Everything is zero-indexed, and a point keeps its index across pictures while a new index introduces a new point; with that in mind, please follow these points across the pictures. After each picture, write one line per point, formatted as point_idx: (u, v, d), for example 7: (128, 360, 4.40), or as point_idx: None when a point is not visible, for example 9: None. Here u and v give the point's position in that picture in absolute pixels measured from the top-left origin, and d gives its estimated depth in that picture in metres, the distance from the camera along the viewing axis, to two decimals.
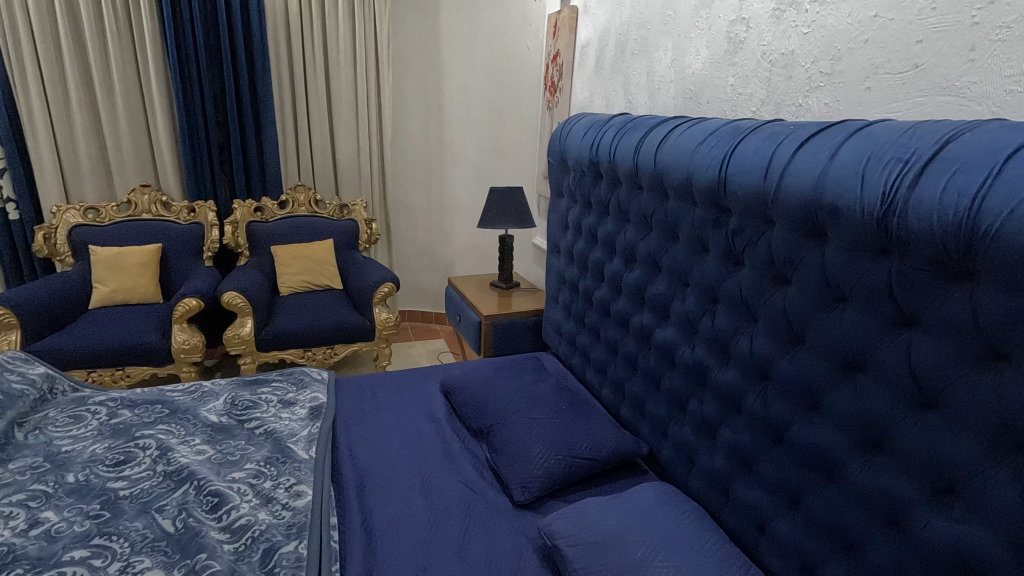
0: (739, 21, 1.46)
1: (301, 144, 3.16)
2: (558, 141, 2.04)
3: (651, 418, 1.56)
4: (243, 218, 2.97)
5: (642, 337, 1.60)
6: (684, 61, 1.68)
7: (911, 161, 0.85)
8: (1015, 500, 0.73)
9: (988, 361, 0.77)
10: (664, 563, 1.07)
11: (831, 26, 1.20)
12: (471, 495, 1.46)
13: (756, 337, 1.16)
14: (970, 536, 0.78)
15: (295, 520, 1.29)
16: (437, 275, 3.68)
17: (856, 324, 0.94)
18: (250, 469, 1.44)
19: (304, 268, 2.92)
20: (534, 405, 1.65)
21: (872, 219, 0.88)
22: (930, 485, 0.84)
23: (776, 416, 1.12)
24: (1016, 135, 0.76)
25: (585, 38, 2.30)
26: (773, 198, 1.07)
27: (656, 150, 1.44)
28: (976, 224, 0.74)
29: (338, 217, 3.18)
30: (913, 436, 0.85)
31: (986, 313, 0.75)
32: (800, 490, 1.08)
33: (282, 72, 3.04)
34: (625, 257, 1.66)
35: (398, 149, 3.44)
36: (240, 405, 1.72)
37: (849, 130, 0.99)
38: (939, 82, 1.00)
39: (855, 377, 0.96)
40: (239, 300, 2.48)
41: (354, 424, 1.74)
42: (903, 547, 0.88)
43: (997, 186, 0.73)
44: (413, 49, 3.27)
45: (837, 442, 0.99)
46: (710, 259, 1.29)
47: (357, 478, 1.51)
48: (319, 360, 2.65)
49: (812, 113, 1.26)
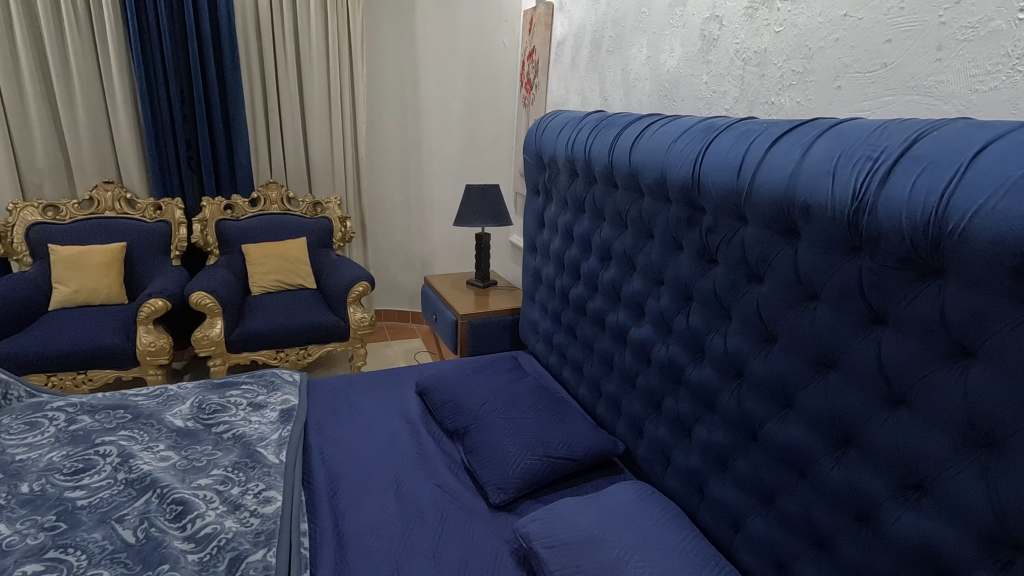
0: (713, 18, 1.46)
1: (272, 141, 3.08)
2: (533, 138, 2.02)
3: (627, 416, 1.55)
4: (212, 216, 2.89)
5: (618, 335, 1.59)
6: (658, 59, 1.68)
7: (881, 159, 0.85)
8: (982, 496, 0.73)
9: (956, 357, 0.78)
10: (641, 564, 1.06)
11: (803, 25, 1.21)
12: (446, 498, 1.44)
13: (730, 335, 1.16)
14: (938, 531, 0.79)
15: (263, 528, 1.24)
16: (414, 274, 3.64)
17: (828, 322, 0.94)
18: (217, 476, 1.40)
19: (276, 267, 2.86)
20: (510, 406, 1.63)
21: (842, 217, 0.88)
22: (900, 482, 0.85)
23: (750, 414, 1.12)
24: (983, 134, 0.77)
25: (561, 35, 2.29)
26: (746, 196, 1.07)
27: (631, 147, 1.43)
28: (944, 221, 0.74)
29: (311, 215, 3.12)
30: (884, 432, 0.86)
31: (953, 309, 0.76)
32: (774, 488, 1.08)
33: (252, 66, 2.97)
34: (600, 255, 1.65)
35: (373, 146, 3.38)
36: (208, 410, 1.67)
37: (821, 128, 1.00)
38: (907, 80, 1.01)
39: (827, 375, 0.96)
40: (208, 300, 2.41)
41: (326, 427, 1.70)
42: (874, 543, 0.89)
43: (964, 183, 0.74)
44: (387, 44, 3.22)
45: (810, 439, 0.99)
46: (684, 257, 1.28)
47: (329, 482, 1.48)
48: (293, 361, 2.59)
49: (784, 111, 1.27)
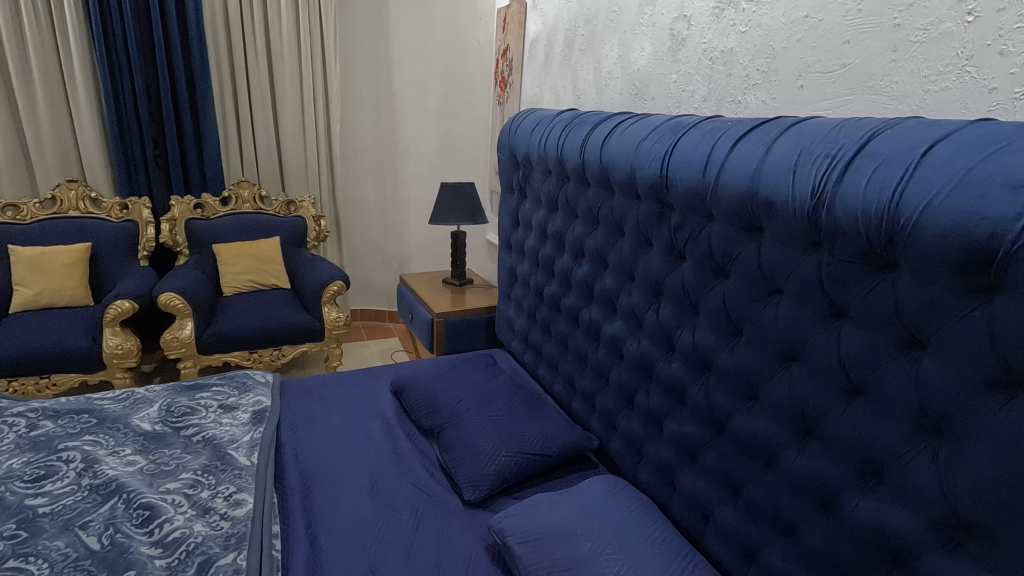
0: (681, 18, 1.48)
1: (243, 138, 3.03)
2: (507, 136, 2.02)
3: (601, 411, 1.57)
4: (181, 215, 2.83)
5: (591, 332, 1.60)
6: (629, 58, 1.70)
7: (838, 156, 0.88)
8: (934, 481, 0.76)
9: (910, 348, 0.81)
10: (613, 558, 1.07)
11: (766, 25, 1.23)
12: (421, 497, 1.44)
13: (698, 330, 1.18)
14: (895, 517, 0.81)
15: (233, 531, 1.23)
16: (390, 273, 3.61)
17: (790, 316, 0.96)
18: (186, 479, 1.37)
19: (248, 267, 2.81)
20: (485, 404, 1.63)
21: (802, 213, 0.90)
22: (858, 469, 0.88)
23: (718, 406, 1.14)
24: (932, 132, 0.80)
25: (534, 33, 2.29)
26: (712, 192, 1.09)
27: (602, 145, 1.44)
28: (897, 216, 0.77)
29: (285, 214, 3.07)
30: (844, 422, 0.88)
31: (906, 302, 0.78)
32: (741, 478, 1.11)
33: (222, 63, 2.91)
34: (574, 253, 1.66)
35: (347, 144, 3.35)
36: (176, 412, 1.64)
37: (782, 126, 1.02)
38: (865, 80, 1.04)
39: (790, 368, 0.99)
40: (178, 301, 2.36)
41: (299, 428, 1.68)
42: (835, 530, 0.91)
43: (915, 179, 0.76)
44: (361, 41, 3.18)
45: (774, 431, 1.02)
46: (654, 254, 1.30)
47: (302, 483, 1.46)
48: (266, 363, 2.56)
49: (749, 110, 1.29)
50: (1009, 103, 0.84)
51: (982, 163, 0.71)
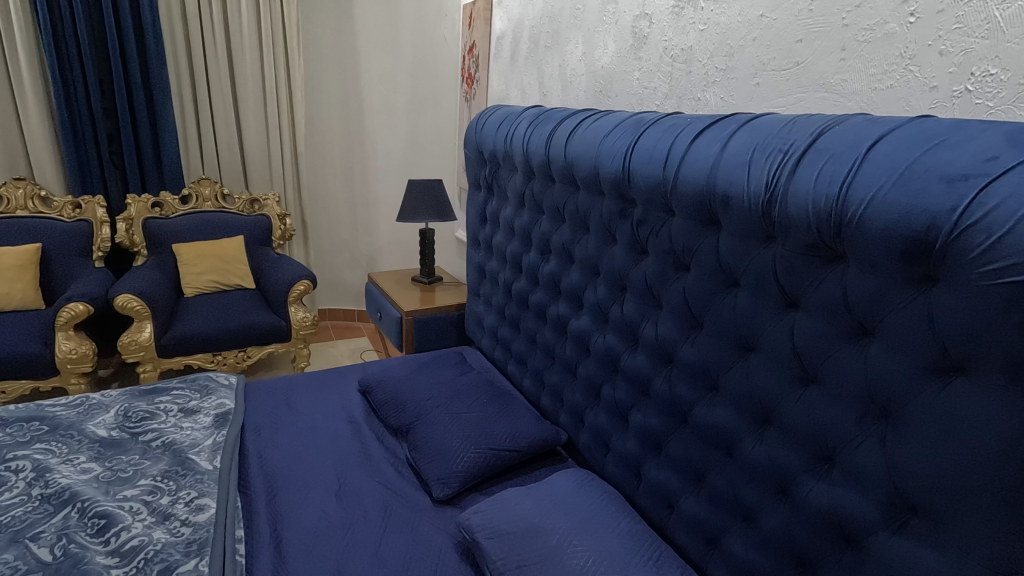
0: (643, 16, 1.50)
1: (203, 135, 2.94)
2: (473, 132, 2.02)
3: (570, 405, 1.59)
4: (138, 215, 2.74)
5: (559, 327, 1.61)
6: (593, 55, 1.71)
7: (790, 151, 0.90)
8: (881, 463, 0.79)
9: (858, 336, 0.83)
10: (580, 548, 1.09)
11: (724, 24, 1.26)
12: (390, 496, 1.43)
13: (661, 323, 1.20)
14: (847, 499, 0.85)
15: (194, 537, 1.19)
16: (359, 271, 3.57)
17: (747, 308, 0.99)
18: (144, 486, 1.33)
19: (210, 267, 2.74)
20: (454, 401, 1.62)
21: (757, 207, 0.93)
22: (812, 455, 0.91)
23: (680, 397, 1.16)
24: (877, 128, 0.83)
25: (500, 30, 2.29)
26: (672, 188, 1.11)
27: (566, 141, 1.45)
28: (844, 209, 0.80)
29: (248, 212, 3.00)
30: (798, 410, 0.91)
31: (854, 291, 0.81)
32: (703, 467, 1.13)
33: (179, 56, 2.82)
34: (541, 249, 1.67)
35: (313, 141, 3.29)
36: (134, 418, 1.58)
37: (738, 122, 1.05)
38: (817, 78, 1.07)
39: (747, 358, 1.02)
40: (136, 303, 2.28)
41: (264, 430, 1.65)
42: (791, 513, 0.94)
43: (861, 174, 0.79)
44: (325, 36, 3.13)
45: (733, 420, 1.04)
46: (618, 248, 1.32)
47: (267, 485, 1.44)
48: (231, 364, 2.50)
49: (709, 107, 1.32)
50: (948, 101, 0.88)
51: (920, 158, 0.74)
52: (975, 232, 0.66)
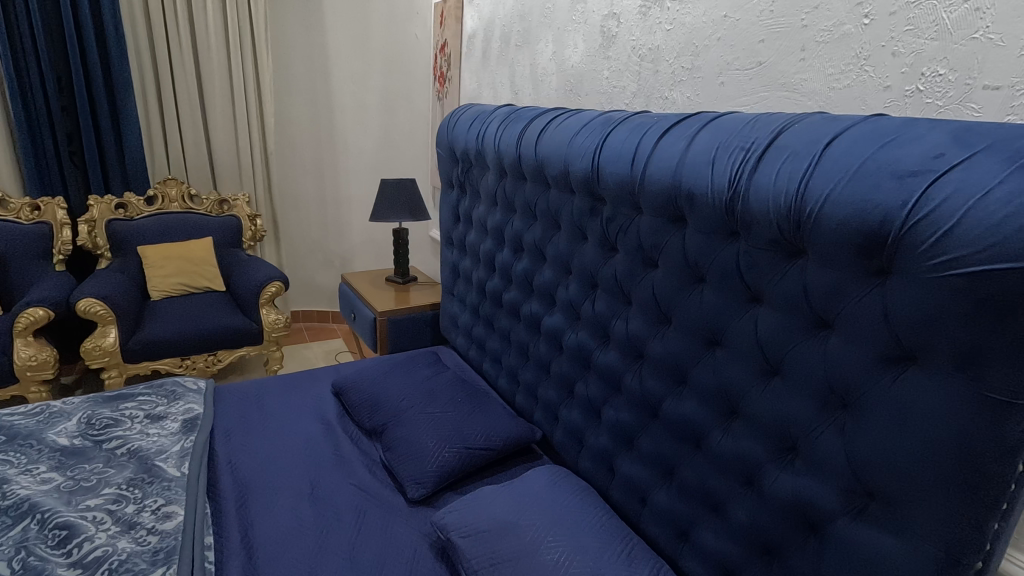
0: (611, 15, 1.51)
1: (168, 134, 2.87)
2: (444, 131, 2.01)
3: (544, 403, 1.59)
4: (101, 216, 2.66)
5: (532, 325, 1.62)
6: (563, 54, 1.72)
7: (752, 149, 0.92)
8: (841, 451, 0.82)
9: (819, 329, 0.86)
10: (554, 544, 1.09)
11: (689, 24, 1.28)
12: (364, 498, 1.41)
13: (631, 320, 1.22)
14: (810, 488, 0.87)
15: (161, 545, 1.17)
16: (333, 272, 3.53)
17: (713, 303, 1.01)
18: (109, 495, 1.29)
19: (178, 269, 2.67)
20: (428, 400, 1.62)
21: (721, 204, 0.95)
22: (776, 445, 0.93)
23: (650, 392, 1.18)
24: (833, 126, 0.85)
25: (471, 28, 2.28)
26: (639, 185, 1.12)
27: (537, 140, 1.46)
28: (803, 205, 0.82)
29: (217, 213, 2.95)
30: (762, 402, 0.93)
31: (814, 285, 0.83)
32: (673, 461, 1.15)
33: (143, 55, 2.75)
34: (513, 247, 1.67)
35: (283, 140, 3.24)
36: (97, 425, 1.54)
37: (703, 120, 1.06)
38: (779, 78, 1.10)
39: (714, 351, 1.04)
40: (99, 307, 2.22)
41: (234, 435, 1.62)
42: (757, 503, 0.96)
43: (818, 170, 0.81)
44: (294, 33, 3.08)
45: (701, 413, 1.06)
46: (589, 246, 1.33)
47: (238, 491, 1.41)
48: (201, 369, 2.45)
49: (676, 106, 1.34)
50: (901, 100, 0.91)
51: (874, 156, 0.76)
52: (923, 226, 0.69)
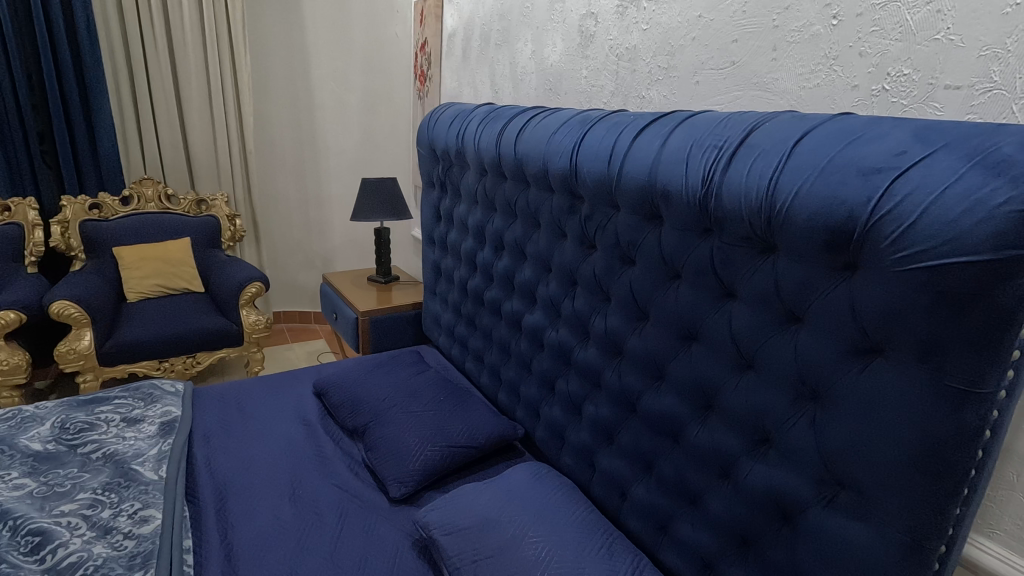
0: (589, 15, 1.53)
1: (144, 133, 2.82)
2: (425, 129, 2.00)
3: (526, 400, 1.60)
4: (75, 217, 2.61)
5: (513, 323, 1.63)
6: (543, 53, 1.72)
7: (724, 147, 0.94)
8: (812, 442, 0.84)
9: (789, 322, 0.88)
10: (535, 539, 1.10)
11: (665, 24, 1.30)
12: (346, 498, 1.41)
13: (610, 316, 1.23)
14: (783, 478, 0.89)
15: (138, 550, 1.15)
16: (314, 272, 3.50)
17: (689, 299, 1.02)
18: (84, 500, 1.27)
19: (155, 270, 2.63)
20: (410, 399, 1.62)
21: (695, 201, 0.96)
22: (750, 437, 0.95)
23: (630, 387, 1.19)
24: (802, 125, 0.87)
25: (451, 27, 2.28)
26: (616, 183, 1.14)
27: (516, 138, 1.47)
28: (773, 202, 0.84)
29: (195, 213, 2.90)
30: (737, 395, 0.95)
31: (785, 281, 0.85)
32: (652, 455, 1.16)
33: (116, 52, 2.70)
34: (494, 246, 1.67)
35: (262, 140, 3.20)
36: (72, 429, 1.51)
37: (678, 119, 1.08)
38: (752, 78, 1.12)
39: (690, 346, 1.05)
40: (74, 309, 2.18)
41: (213, 437, 1.60)
42: (733, 495, 0.98)
43: (787, 168, 0.83)
44: (273, 31, 3.04)
45: (678, 407, 1.08)
46: (569, 244, 1.34)
47: (217, 493, 1.40)
48: (179, 372, 2.41)
49: (653, 105, 1.36)
50: (868, 100, 0.94)
51: (840, 153, 0.78)
52: (887, 222, 0.70)
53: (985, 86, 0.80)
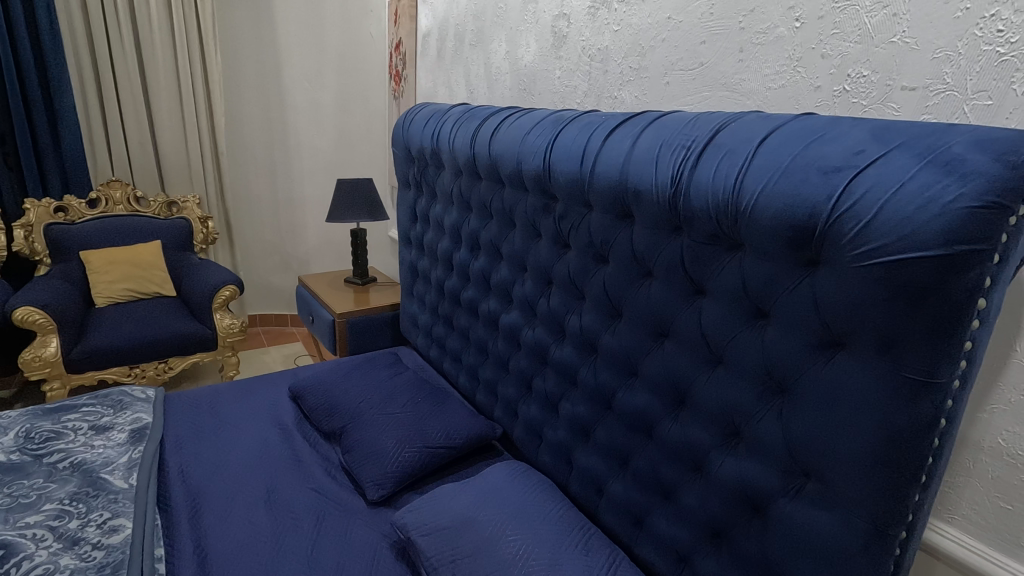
0: (561, 16, 1.54)
1: (111, 133, 2.75)
2: (400, 129, 1.99)
3: (503, 400, 1.61)
4: (39, 220, 2.53)
5: (490, 322, 1.63)
6: (516, 54, 1.73)
7: (692, 147, 0.96)
8: (779, 434, 0.86)
9: (756, 318, 0.90)
10: (513, 538, 1.11)
11: (636, 25, 1.31)
12: (323, 502, 1.40)
13: (584, 314, 1.24)
14: (753, 471, 0.91)
15: (108, 560, 1.13)
16: (290, 274, 3.46)
17: (661, 296, 1.04)
18: (50, 510, 1.24)
19: (124, 274, 2.57)
20: (387, 401, 1.61)
21: (665, 200, 0.98)
22: (721, 432, 0.97)
23: (605, 384, 1.21)
24: (767, 124, 0.89)
25: (425, 27, 2.27)
26: (589, 182, 1.15)
27: (490, 138, 1.47)
28: (739, 201, 0.85)
29: (166, 216, 2.85)
30: (708, 390, 0.97)
31: (752, 277, 0.87)
32: (627, 451, 1.18)
33: (81, 50, 2.62)
34: (470, 245, 1.67)
35: (235, 140, 3.14)
36: (37, 439, 1.46)
37: (648, 119, 1.09)
38: (719, 78, 1.14)
39: (663, 343, 1.07)
40: (38, 316, 2.11)
41: (185, 444, 1.57)
42: (705, 488, 1.00)
43: (752, 167, 0.85)
44: (244, 29, 2.99)
45: (652, 404, 1.09)
46: (543, 243, 1.35)
47: (190, 500, 1.38)
48: (151, 378, 2.36)
49: (625, 105, 1.37)
50: (830, 100, 0.96)
51: (802, 152, 0.80)
52: (846, 219, 0.73)
53: (939, 87, 0.83)
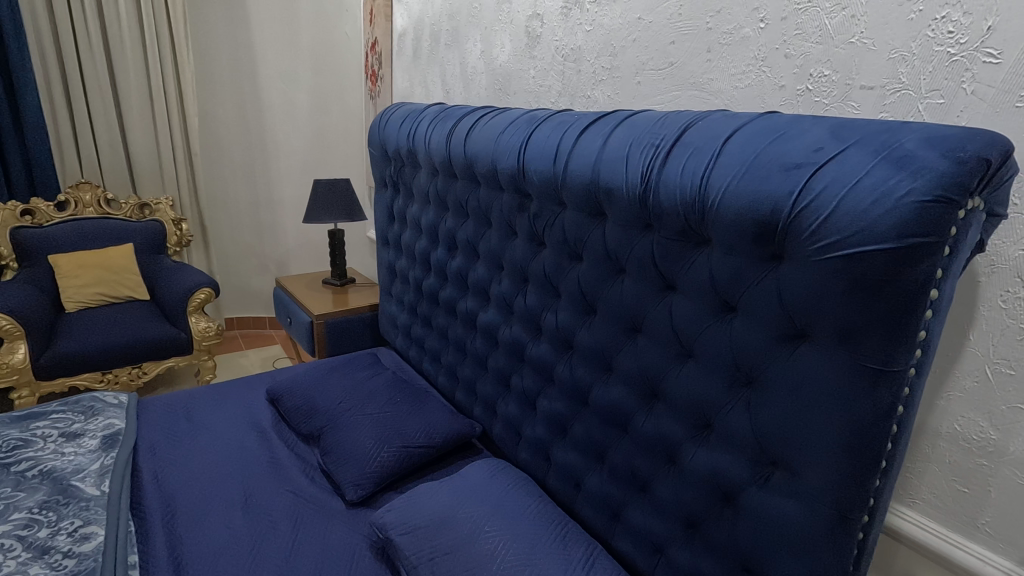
0: (535, 16, 1.55)
1: (80, 134, 2.69)
2: (376, 129, 1.99)
3: (482, 398, 1.61)
4: (5, 224, 2.47)
5: (468, 321, 1.64)
6: (491, 53, 1.74)
7: (661, 145, 0.97)
8: (747, 424, 0.88)
9: (724, 311, 0.92)
10: (491, 534, 1.11)
11: (607, 25, 1.33)
12: (301, 504, 1.39)
13: (560, 312, 1.25)
14: (723, 461, 0.93)
15: (79, 568, 1.11)
16: (267, 276, 3.42)
17: (633, 293, 1.06)
18: (18, 520, 1.21)
19: (95, 278, 2.51)
20: (366, 401, 1.60)
21: (635, 198, 0.99)
22: (693, 424, 0.98)
23: (581, 380, 1.22)
24: (732, 123, 0.91)
25: (400, 26, 2.27)
26: (562, 180, 1.16)
27: (465, 138, 1.48)
28: (706, 198, 0.87)
29: (137, 218, 2.79)
30: (679, 383, 0.99)
31: (719, 272, 0.89)
32: (603, 445, 1.20)
33: (46, 47, 2.56)
34: (448, 245, 1.68)
35: (208, 141, 3.10)
36: (4, 447, 1.43)
37: (618, 118, 1.11)
38: (688, 77, 1.16)
39: (636, 338, 1.09)
40: (5, 321, 2.06)
41: (160, 449, 1.55)
42: (679, 480, 1.02)
43: (718, 164, 0.87)
44: (216, 28, 2.95)
45: (627, 398, 1.11)
46: (519, 241, 1.36)
47: (165, 505, 1.36)
48: (124, 383, 2.32)
49: (598, 104, 1.39)
50: (794, 99, 0.99)
51: (765, 150, 0.82)
52: (806, 214, 0.75)
53: (894, 86, 0.86)
